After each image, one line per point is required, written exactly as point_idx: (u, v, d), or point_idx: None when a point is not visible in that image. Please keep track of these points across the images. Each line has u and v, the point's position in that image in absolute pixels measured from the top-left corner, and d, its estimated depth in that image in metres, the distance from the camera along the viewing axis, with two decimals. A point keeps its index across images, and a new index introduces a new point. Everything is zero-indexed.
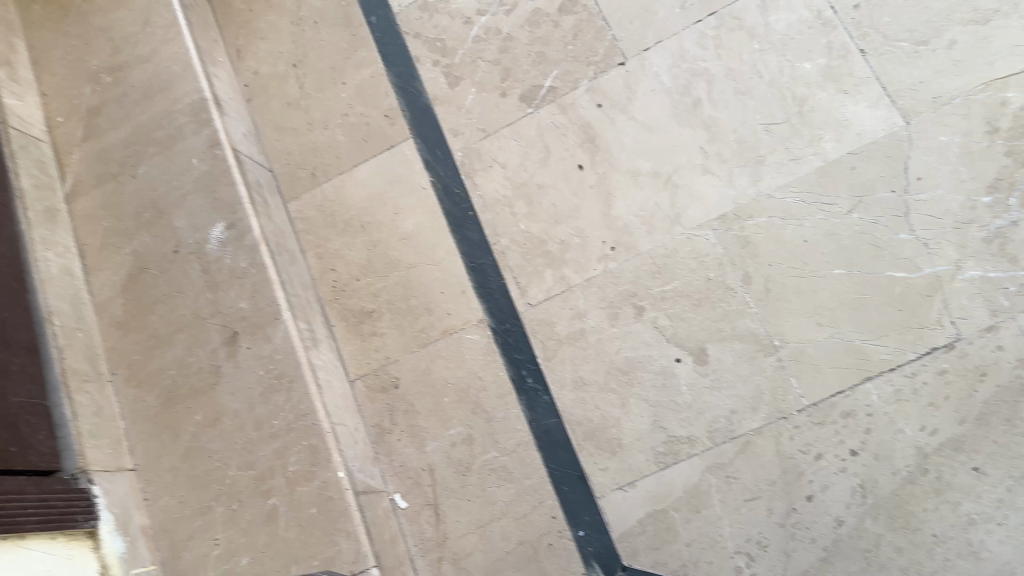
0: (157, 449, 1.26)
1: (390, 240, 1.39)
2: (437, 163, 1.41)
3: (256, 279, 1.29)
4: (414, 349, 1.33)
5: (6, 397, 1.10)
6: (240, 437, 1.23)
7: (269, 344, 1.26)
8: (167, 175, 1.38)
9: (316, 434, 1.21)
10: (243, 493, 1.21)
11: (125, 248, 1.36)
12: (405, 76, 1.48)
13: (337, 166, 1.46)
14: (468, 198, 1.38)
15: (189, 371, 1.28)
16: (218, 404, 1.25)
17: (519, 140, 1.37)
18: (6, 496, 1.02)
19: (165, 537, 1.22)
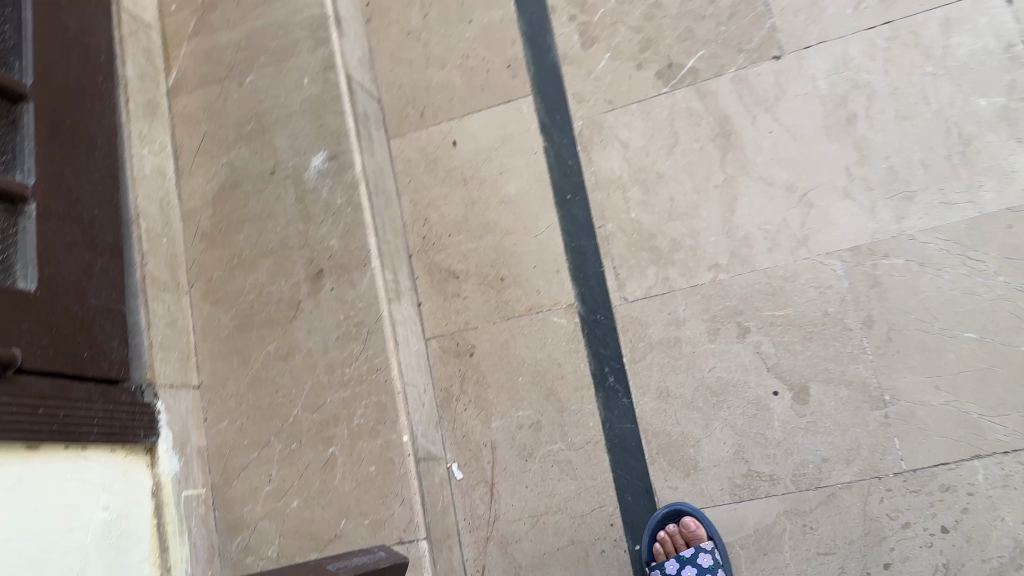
0: (224, 372, 1.24)
1: (491, 201, 1.32)
2: (554, 128, 1.32)
3: (350, 219, 1.24)
4: (496, 321, 1.27)
5: (85, 299, 1.07)
6: (309, 378, 1.20)
7: (352, 290, 1.21)
8: (274, 89, 1.31)
9: (386, 391, 1.17)
10: (304, 435, 1.19)
11: (221, 158, 1.31)
12: (536, 25, 1.37)
13: (449, 110, 1.38)
14: (580, 172, 1.29)
15: (268, 299, 1.24)
16: (292, 339, 1.22)
17: (646, 120, 1.27)
18: (74, 404, 1.00)
19: (219, 462, 1.21)
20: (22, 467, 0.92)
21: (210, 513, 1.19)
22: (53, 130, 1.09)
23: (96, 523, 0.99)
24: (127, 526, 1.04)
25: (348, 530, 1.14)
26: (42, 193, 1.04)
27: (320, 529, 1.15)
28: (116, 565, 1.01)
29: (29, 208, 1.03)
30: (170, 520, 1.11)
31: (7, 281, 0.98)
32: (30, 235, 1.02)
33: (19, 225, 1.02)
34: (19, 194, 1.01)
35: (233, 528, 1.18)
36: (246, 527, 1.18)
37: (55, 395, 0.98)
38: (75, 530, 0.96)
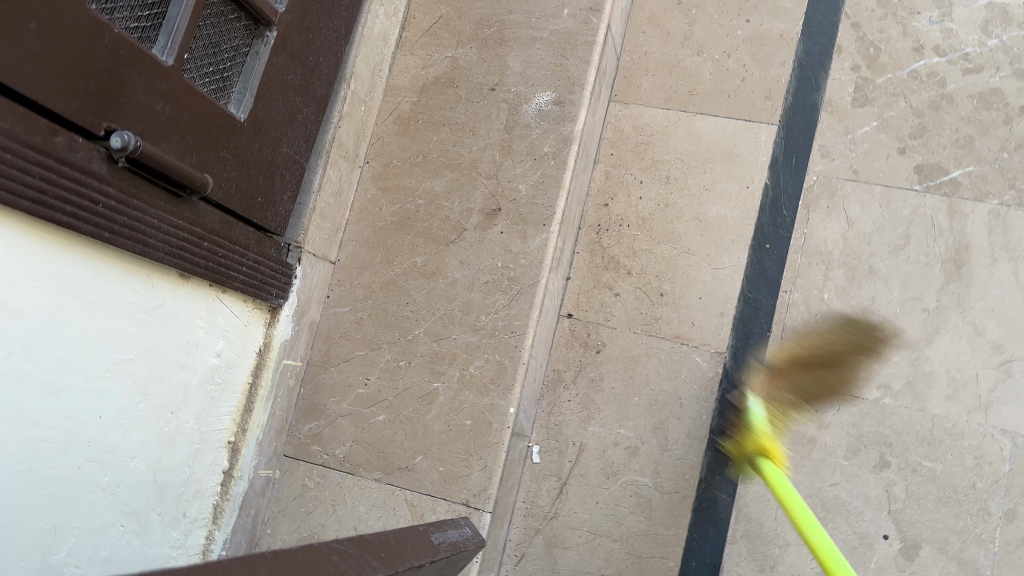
0: (365, 261, 1.20)
1: (686, 211, 1.23)
2: (783, 169, 1.23)
3: (549, 172, 1.17)
4: (637, 332, 1.22)
5: (279, 144, 1.03)
6: (444, 306, 1.17)
7: (521, 243, 1.16)
8: (532, 6, 1.22)
9: (513, 356, 1.13)
10: (416, 359, 1.16)
11: (448, 49, 1.24)
12: (814, 57, 1.26)
13: (684, 99, 1.28)
14: (790, 228, 1.20)
15: (436, 212, 1.19)
16: (443, 262, 1.18)
17: (884, 209, 1.18)
18: (233, 247, 0.97)
19: (324, 343, 1.19)
20: (168, 294, 0.90)
21: (297, 387, 1.17)
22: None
23: (205, 367, 0.97)
24: (229, 377, 1.03)
25: (420, 468, 1.12)
26: (284, 24, 0.99)
27: (394, 453, 1.13)
28: (206, 412, 1.00)
29: (268, 35, 0.98)
30: (264, 384, 1.09)
31: (221, 99, 0.94)
32: (259, 62, 0.97)
33: (253, 47, 0.97)
34: (265, 17, 0.96)
35: (312, 412, 1.16)
36: (325, 416, 1.16)
37: (220, 232, 0.95)
38: (187, 369, 0.94)
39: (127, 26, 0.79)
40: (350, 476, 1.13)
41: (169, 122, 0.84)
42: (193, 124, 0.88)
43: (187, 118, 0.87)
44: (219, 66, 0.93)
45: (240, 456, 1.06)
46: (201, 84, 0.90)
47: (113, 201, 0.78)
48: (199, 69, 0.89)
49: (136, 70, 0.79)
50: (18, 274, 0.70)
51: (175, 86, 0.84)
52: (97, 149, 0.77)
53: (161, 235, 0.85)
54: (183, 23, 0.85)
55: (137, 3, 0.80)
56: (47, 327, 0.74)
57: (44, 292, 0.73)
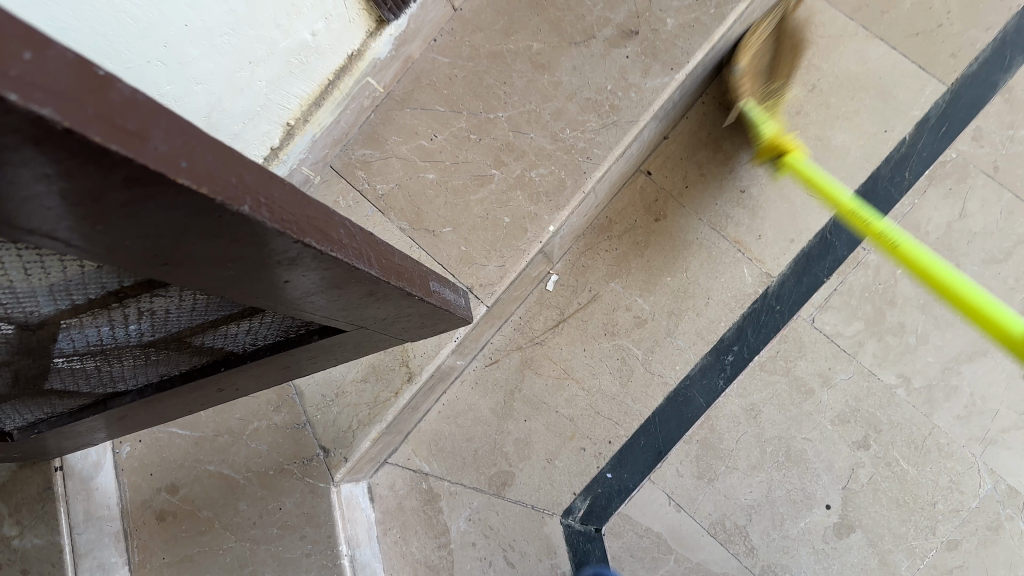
0: (484, 22, 1.15)
1: (812, 128, 1.16)
2: (927, 132, 1.13)
3: (703, 20, 1.09)
4: (702, 220, 1.18)
5: None
6: (537, 102, 1.13)
7: (639, 78, 1.10)
8: None
9: (578, 179, 1.11)
10: (488, 139, 1.13)
11: None
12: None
13: (872, 16, 1.16)
14: (902, 192, 1.13)
15: (574, 7, 1.13)
16: (557, 59, 1.13)
17: (1003, 218, 1.10)
18: None
19: (411, 83, 1.16)
20: None
21: (368, 111, 1.15)
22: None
23: (296, 40, 0.96)
24: (313, 62, 1.01)
25: (445, 237, 1.12)
26: None
27: (428, 213, 1.13)
28: (279, 83, 0.99)
29: None
30: (342, 88, 1.08)
31: None
32: None
33: None
34: None
35: (371, 139, 1.16)
36: (382, 149, 1.15)
37: None
38: (278, 27, 0.92)
39: None
40: (380, 215, 1.14)
41: None
42: None
43: None
44: None
45: (292, 142, 1.08)
46: None
47: None
48: None
49: None
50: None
51: None
52: None
53: None
54: None
55: None
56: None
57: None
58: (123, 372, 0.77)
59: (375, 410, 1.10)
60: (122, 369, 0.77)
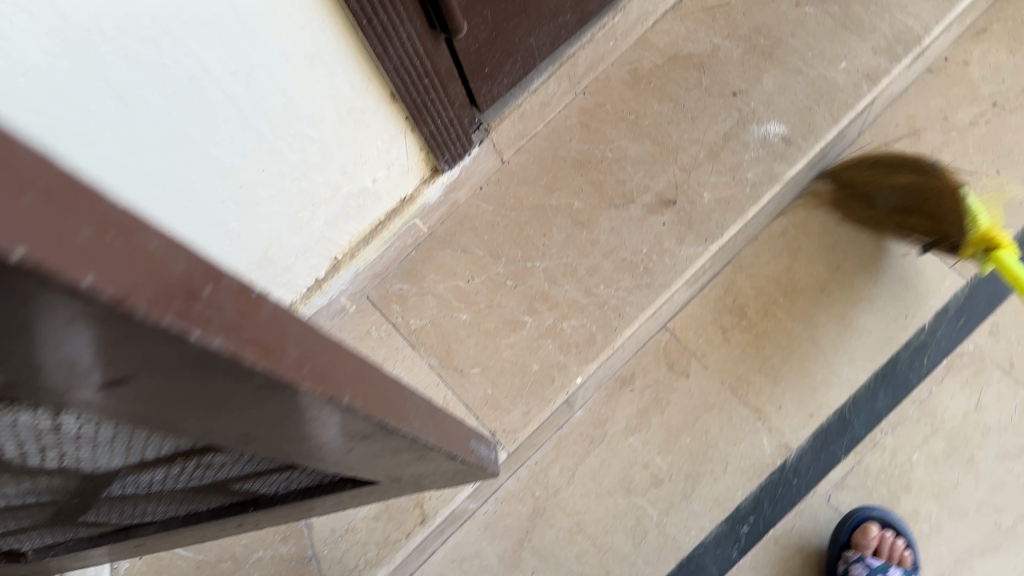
0: (530, 177, 1.21)
1: (835, 305, 1.20)
2: (945, 322, 1.18)
3: (738, 198, 1.15)
4: (724, 384, 1.20)
5: (531, 34, 1.03)
6: (575, 257, 1.17)
7: (674, 246, 1.15)
8: (815, 42, 1.18)
9: (609, 334, 1.13)
10: (523, 285, 1.17)
11: (715, 35, 1.21)
12: None
13: (896, 207, 1.23)
14: (920, 377, 1.16)
15: (616, 172, 1.19)
16: (597, 218, 1.18)
17: (1016, 414, 1.13)
18: (441, 97, 0.99)
19: (455, 226, 1.20)
20: (372, 104, 0.91)
21: (410, 249, 1.19)
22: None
23: (360, 184, 1.00)
24: (370, 204, 1.05)
25: (472, 379, 1.13)
26: None
27: (458, 353, 1.14)
28: (337, 221, 1.03)
29: None
30: (390, 227, 1.12)
31: None
32: None
33: None
34: None
35: (409, 276, 1.19)
36: (419, 285, 1.18)
37: (439, 78, 0.96)
38: (345, 175, 0.97)
39: None
40: (410, 348, 1.16)
41: None
42: None
43: None
44: None
45: (337, 275, 1.10)
46: None
47: None
48: None
49: None
50: (271, 10, 0.71)
51: None
52: None
53: (400, 49, 0.86)
54: None
55: None
56: (186, 117, 0.73)
57: (282, 39, 0.74)
58: (156, 507, 0.76)
59: (384, 551, 1.08)
60: (156, 505, 0.75)
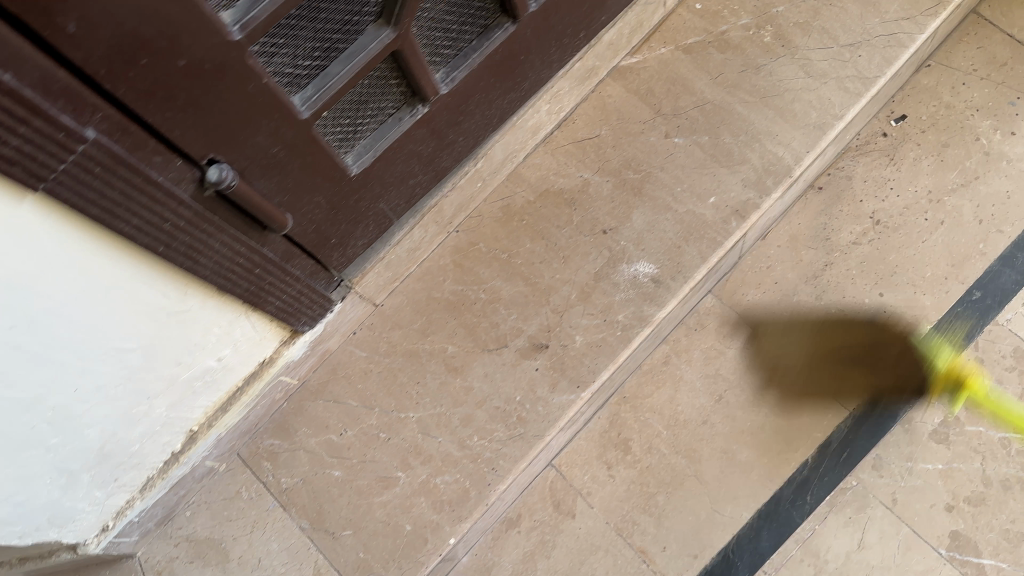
0: (403, 320, 1.17)
1: (718, 439, 1.18)
2: (828, 456, 1.16)
3: (610, 342, 1.13)
4: (610, 524, 1.18)
5: (378, 200, 1.00)
6: (448, 406, 1.13)
7: (547, 393, 1.13)
8: (684, 176, 1.16)
9: (481, 489, 1.10)
10: (396, 438, 1.13)
11: (585, 170, 1.19)
12: (921, 367, 1.18)
13: (777, 333, 1.21)
14: (802, 514, 1.15)
15: (489, 314, 1.16)
16: (469, 365, 1.15)
17: (899, 553, 1.11)
18: (282, 278, 0.95)
19: (326, 374, 1.16)
20: (196, 303, 0.87)
21: (281, 401, 1.15)
22: (502, 61, 0.97)
23: (201, 367, 0.97)
24: (221, 378, 1.02)
25: (344, 541, 1.10)
26: (440, 103, 0.95)
27: (331, 513, 1.11)
28: (182, 402, 1.00)
29: (419, 109, 0.94)
30: (249, 392, 1.11)
31: (342, 149, 0.90)
32: (396, 130, 0.93)
33: (398, 113, 0.93)
34: (424, 95, 0.92)
35: (282, 430, 1.15)
36: (290, 440, 1.14)
37: (275, 262, 0.92)
38: (182, 365, 0.94)
39: (281, 69, 0.74)
40: (280, 509, 1.12)
41: (276, 163, 0.81)
42: (302, 170, 0.84)
43: (297, 164, 0.83)
44: (356, 121, 0.89)
45: (194, 446, 1.09)
46: (329, 133, 0.86)
47: (181, 221, 0.75)
48: (335, 123, 0.86)
49: (268, 115, 0.75)
50: (43, 267, 0.66)
51: (300, 135, 0.80)
52: (192, 171, 0.73)
53: (216, 257, 0.82)
54: (337, 84, 0.79)
55: (302, 53, 0.75)
56: None
57: (64, 286, 0.70)
58: None
59: None
60: None
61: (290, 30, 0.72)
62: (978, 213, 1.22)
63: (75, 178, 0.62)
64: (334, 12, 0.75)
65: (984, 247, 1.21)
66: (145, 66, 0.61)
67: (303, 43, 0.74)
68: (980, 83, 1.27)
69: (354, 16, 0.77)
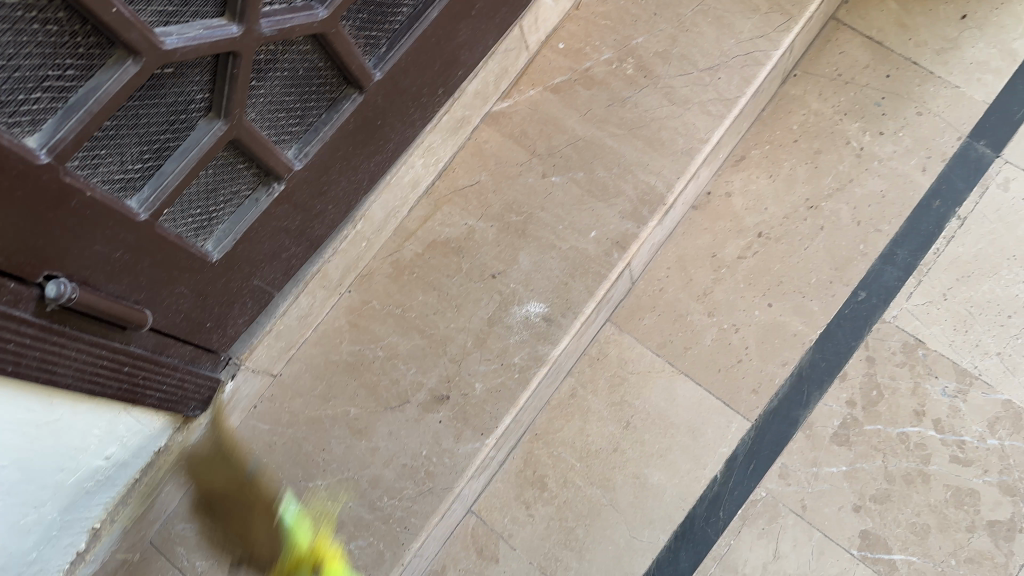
0: (304, 387, 1.16)
1: (630, 465, 1.18)
2: (736, 470, 1.18)
3: (509, 384, 1.13)
4: (532, 563, 1.14)
5: (251, 279, 1.02)
6: (355, 469, 1.12)
7: (452, 444, 1.12)
8: (564, 214, 1.18)
9: (396, 550, 1.09)
10: (307, 509, 1.11)
11: (469, 217, 1.20)
12: (817, 372, 1.20)
13: (675, 354, 1.22)
14: (719, 531, 1.15)
15: (388, 371, 1.15)
16: (372, 425, 1.13)
17: (814, 559, 1.12)
18: (156, 370, 0.94)
19: (232, 452, 1.12)
20: (66, 410, 0.86)
21: (188, 484, 1.12)
22: (357, 127, 1.03)
23: (88, 468, 0.95)
24: (115, 474, 1.01)
25: None
26: (297, 179, 0.97)
27: None
28: (74, 504, 0.97)
29: (274, 186, 0.96)
30: (149, 482, 1.06)
31: (199, 238, 0.91)
32: (254, 210, 0.94)
33: (254, 193, 0.95)
34: (277, 173, 0.94)
35: (191, 513, 1.12)
36: (201, 522, 1.11)
37: (146, 356, 0.92)
38: (67, 469, 0.91)
39: (110, 178, 0.75)
40: None
41: (124, 268, 0.81)
42: (154, 266, 0.85)
43: (148, 262, 0.84)
44: (208, 209, 0.90)
45: (97, 543, 1.04)
46: (179, 226, 0.87)
47: (27, 339, 0.74)
48: (182, 214, 0.87)
49: (102, 224, 0.76)
50: None
51: (142, 236, 0.81)
52: (30, 290, 0.73)
53: (74, 364, 0.81)
54: (173, 181, 0.81)
55: (129, 159, 0.76)
56: None
57: None
58: None
59: None
60: None
61: (111, 141, 0.72)
62: (855, 215, 1.25)
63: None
64: (156, 115, 0.76)
65: (864, 248, 1.24)
66: None
67: (129, 149, 0.75)
68: (845, 88, 1.31)
69: (181, 114, 0.79)
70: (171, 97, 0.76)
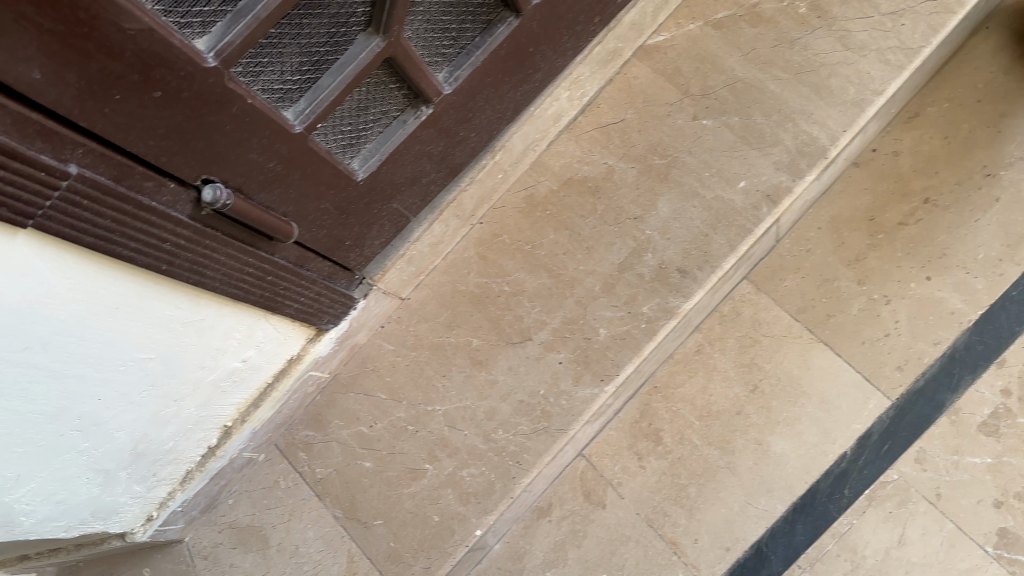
0: (429, 313, 1.16)
1: (752, 430, 1.13)
2: (868, 449, 1.11)
3: (636, 331, 1.10)
4: (639, 515, 1.12)
5: (391, 200, 1.02)
6: (473, 399, 1.12)
7: (570, 387, 1.10)
8: (712, 160, 1.12)
9: (507, 483, 1.08)
10: (424, 431, 1.12)
11: (610, 156, 1.16)
12: (971, 355, 1.11)
13: (816, 320, 1.15)
14: (840, 510, 1.09)
15: (513, 306, 1.14)
16: (492, 358, 1.13)
17: (942, 550, 1.05)
18: (296, 281, 0.96)
19: (357, 367, 1.16)
20: (211, 310, 0.89)
21: (314, 394, 1.16)
22: (508, 54, 1.00)
23: (226, 369, 0.99)
24: (248, 376, 1.05)
25: (376, 531, 1.11)
26: (445, 104, 0.96)
27: (361, 503, 1.12)
28: (211, 401, 1.02)
29: (423, 109, 0.95)
30: (280, 387, 1.12)
31: (347, 154, 0.91)
32: (401, 132, 0.94)
33: (402, 115, 0.94)
34: (427, 96, 0.93)
35: (314, 422, 1.15)
36: (324, 432, 1.15)
37: (289, 268, 0.94)
38: (207, 367, 0.95)
39: (269, 87, 0.75)
40: (315, 499, 1.13)
41: (276, 178, 0.82)
42: (303, 180, 0.86)
43: (298, 175, 0.84)
44: (359, 128, 0.90)
45: (229, 440, 1.11)
46: (330, 141, 0.87)
47: (183, 239, 0.76)
48: (334, 130, 0.87)
49: (258, 132, 0.76)
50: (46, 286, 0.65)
51: (295, 148, 0.81)
52: (187, 192, 0.75)
53: (222, 269, 0.83)
54: (329, 95, 0.80)
55: (290, 69, 0.76)
56: None
57: (69, 302, 0.69)
58: None
59: None
60: None
61: (274, 49, 0.72)
62: None
63: (64, 213, 0.63)
64: (319, 27, 0.75)
65: None
66: (120, 101, 0.63)
67: (291, 60, 0.75)
68: None
69: (342, 27, 0.78)
70: (333, 8, 0.75)
